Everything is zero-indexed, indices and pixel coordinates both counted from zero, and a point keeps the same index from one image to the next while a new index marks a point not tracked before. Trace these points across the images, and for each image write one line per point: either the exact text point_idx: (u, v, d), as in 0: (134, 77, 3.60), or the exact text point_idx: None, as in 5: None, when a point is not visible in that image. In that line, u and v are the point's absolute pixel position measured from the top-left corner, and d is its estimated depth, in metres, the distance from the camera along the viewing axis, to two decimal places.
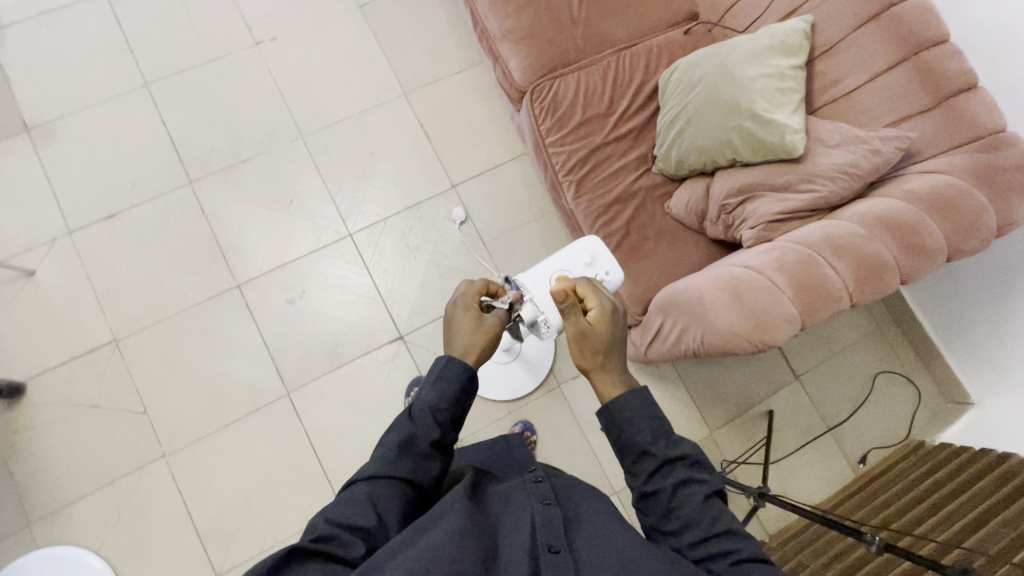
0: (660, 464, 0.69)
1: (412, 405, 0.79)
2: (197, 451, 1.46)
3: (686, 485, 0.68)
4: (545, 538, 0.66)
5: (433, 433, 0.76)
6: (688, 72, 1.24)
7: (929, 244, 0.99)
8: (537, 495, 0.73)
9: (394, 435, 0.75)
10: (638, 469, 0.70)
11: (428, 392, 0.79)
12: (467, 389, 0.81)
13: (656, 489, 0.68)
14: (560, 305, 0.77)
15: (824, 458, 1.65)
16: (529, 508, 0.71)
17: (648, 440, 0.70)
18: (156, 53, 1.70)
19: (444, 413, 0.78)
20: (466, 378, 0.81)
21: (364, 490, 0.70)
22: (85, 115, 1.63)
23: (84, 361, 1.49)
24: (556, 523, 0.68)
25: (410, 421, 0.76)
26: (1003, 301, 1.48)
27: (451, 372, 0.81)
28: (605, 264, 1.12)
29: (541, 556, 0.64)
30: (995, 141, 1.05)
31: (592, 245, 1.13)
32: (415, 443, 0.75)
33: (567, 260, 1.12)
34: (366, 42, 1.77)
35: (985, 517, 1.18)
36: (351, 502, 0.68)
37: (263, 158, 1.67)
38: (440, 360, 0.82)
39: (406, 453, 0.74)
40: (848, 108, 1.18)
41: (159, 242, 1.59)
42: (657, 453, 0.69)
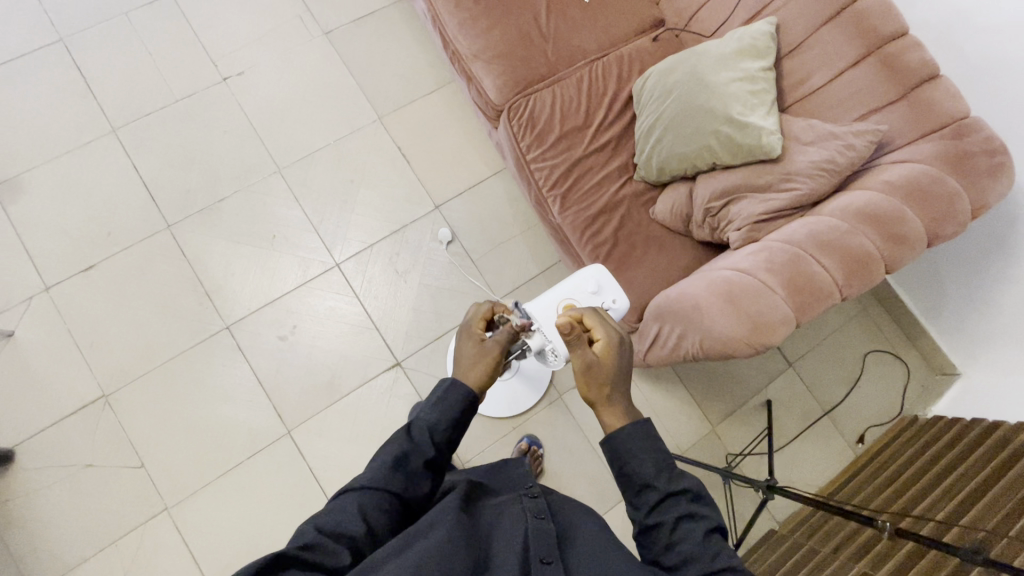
0: (662, 498, 0.69)
1: (412, 422, 0.77)
2: (199, 500, 1.43)
3: (686, 520, 0.68)
4: (536, 550, 0.67)
5: (429, 452, 0.74)
6: (661, 80, 1.26)
7: (909, 233, 1.02)
8: (529, 510, 0.74)
9: (389, 450, 0.73)
10: (641, 502, 0.70)
11: (429, 410, 0.77)
12: (469, 412, 0.79)
13: (657, 522, 0.68)
14: (567, 337, 0.78)
15: (824, 441, 1.68)
16: (521, 521, 0.72)
17: (650, 475, 0.70)
18: (122, 97, 1.66)
19: (442, 433, 0.76)
20: (467, 401, 0.79)
21: (354, 500, 0.68)
22: (52, 167, 1.59)
23: (73, 420, 1.45)
24: (548, 537, 0.70)
25: (407, 438, 0.75)
26: (979, 275, 1.53)
27: (455, 394, 0.79)
28: (611, 293, 1.15)
29: (533, 567, 0.65)
30: (960, 127, 1.08)
31: (597, 274, 1.16)
32: (410, 459, 0.73)
33: (574, 288, 1.14)
34: (336, 70, 1.76)
35: (983, 488, 1.22)
36: (340, 510, 0.67)
37: (242, 195, 1.64)
38: (445, 381, 0.80)
39: (400, 470, 0.72)
40: (818, 104, 1.21)
41: (141, 290, 1.55)
42: (660, 487, 0.69)
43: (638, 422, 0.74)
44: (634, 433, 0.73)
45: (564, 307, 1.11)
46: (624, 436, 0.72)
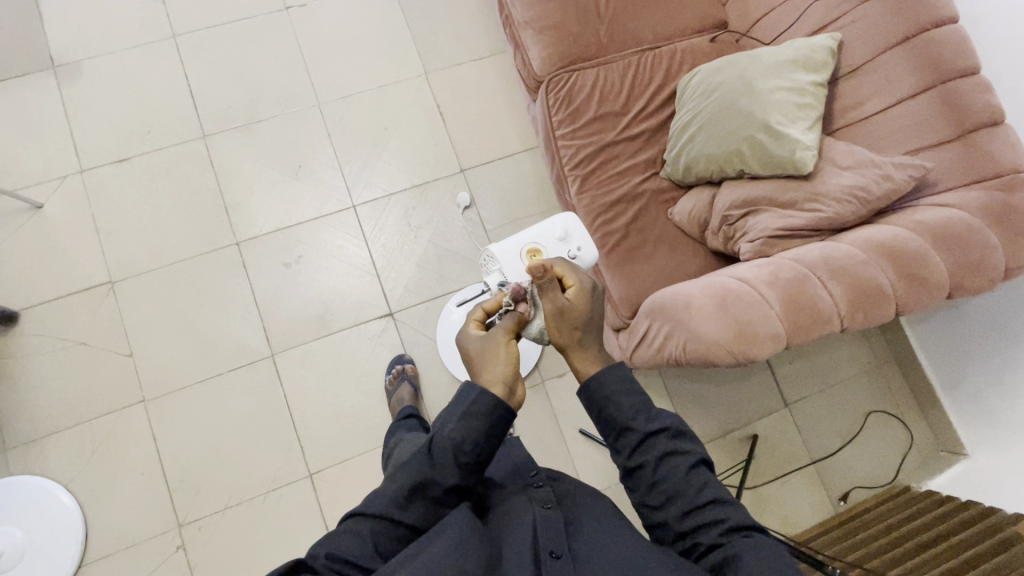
0: (643, 439, 0.69)
1: (434, 437, 0.71)
2: (175, 400, 1.47)
3: (669, 457, 0.68)
4: (546, 543, 0.66)
5: (452, 476, 0.70)
6: (707, 78, 1.22)
7: (929, 277, 0.96)
8: (539, 503, 0.74)
9: (408, 473, 0.70)
10: (623, 445, 0.70)
11: (453, 427, 0.70)
12: (498, 431, 0.71)
13: (640, 464, 0.69)
14: (538, 281, 0.72)
15: (805, 490, 1.61)
16: (532, 514, 0.72)
17: (628, 416, 0.70)
18: (187, 6, 1.72)
19: (466, 455, 0.70)
20: (497, 419, 0.70)
21: (367, 526, 0.68)
22: (111, 59, 1.66)
23: (79, 298, 1.51)
24: (556, 529, 0.69)
25: (428, 460, 0.70)
26: (1005, 351, 1.42)
27: (480, 408, 0.70)
28: (579, 241, 1.12)
29: (542, 560, 0.64)
30: (1011, 181, 1.01)
31: (567, 221, 1.13)
32: (430, 487, 0.69)
33: (541, 234, 1.11)
34: (394, 18, 1.78)
35: (962, 566, 1.14)
36: (353, 535, 0.67)
37: (278, 121, 1.68)
38: (470, 391, 0.71)
39: (419, 494, 0.69)
40: (867, 132, 1.15)
41: (166, 191, 1.60)
42: (639, 428, 0.69)
43: (597, 374, 0.73)
44: (597, 394, 0.72)
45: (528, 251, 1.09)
46: (592, 381, 0.72)
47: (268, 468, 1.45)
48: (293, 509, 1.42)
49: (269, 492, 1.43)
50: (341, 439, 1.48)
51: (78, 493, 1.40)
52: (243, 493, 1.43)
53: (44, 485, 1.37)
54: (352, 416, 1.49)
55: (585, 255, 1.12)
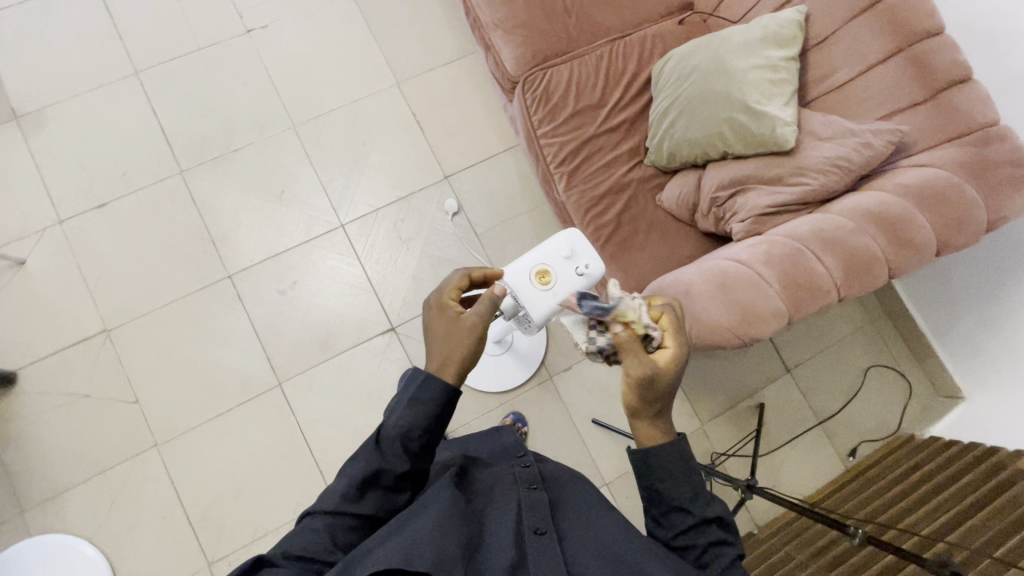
0: (695, 522, 0.71)
1: (381, 429, 0.71)
2: (188, 440, 1.47)
3: (717, 546, 0.71)
4: (529, 521, 0.71)
5: (401, 465, 0.70)
6: (681, 63, 1.23)
7: (917, 238, 0.99)
8: (522, 479, 0.78)
9: (356, 467, 0.69)
10: (671, 522, 0.73)
11: (400, 415, 0.71)
12: (446, 410, 0.72)
13: (687, 544, 0.71)
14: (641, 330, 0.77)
15: (815, 450, 1.66)
16: (514, 491, 0.76)
17: (685, 497, 0.72)
18: (146, 40, 1.68)
19: (416, 440, 0.70)
20: (444, 399, 0.72)
21: (321, 522, 0.67)
22: (75, 103, 1.62)
23: (76, 350, 1.49)
24: (540, 507, 0.74)
25: (377, 452, 0.70)
26: (994, 295, 1.47)
27: (429, 393, 0.72)
28: (586, 259, 1.08)
29: (528, 538, 0.70)
30: (987, 135, 1.04)
31: (572, 237, 1.08)
32: (381, 477, 0.69)
33: (548, 253, 1.06)
34: (360, 30, 1.75)
35: (970, 512, 1.18)
36: (309, 532, 0.66)
37: (255, 148, 1.66)
38: (418, 375, 0.72)
39: (371, 486, 0.69)
40: (841, 100, 1.18)
41: (150, 232, 1.58)
42: (694, 512, 0.71)
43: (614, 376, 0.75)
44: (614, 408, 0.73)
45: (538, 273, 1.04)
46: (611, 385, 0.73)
47: (290, 496, 1.45)
48: None
49: (294, 519, 1.44)
50: None
51: (102, 544, 1.39)
52: (268, 523, 1.43)
53: (68, 541, 1.37)
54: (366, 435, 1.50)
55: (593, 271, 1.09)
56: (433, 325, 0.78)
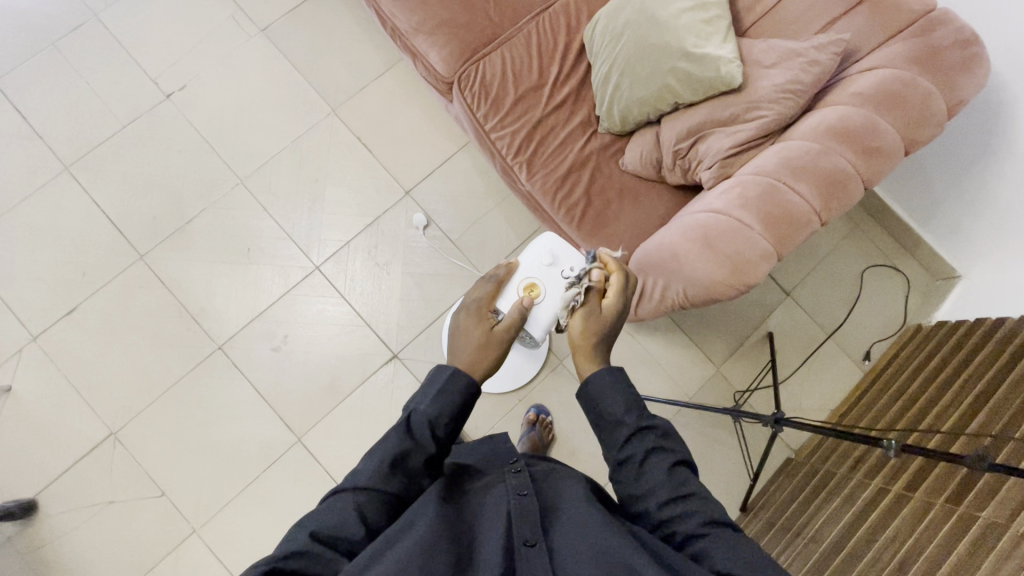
0: (633, 433, 0.68)
1: (410, 415, 0.71)
2: (225, 517, 1.46)
3: (654, 453, 0.67)
4: (520, 531, 0.64)
5: (430, 449, 0.69)
6: (610, 24, 1.21)
7: (883, 144, 0.98)
8: (513, 486, 0.70)
9: (386, 447, 0.68)
10: (614, 437, 0.69)
11: (428, 403, 0.72)
12: (470, 404, 0.74)
13: (627, 456, 0.67)
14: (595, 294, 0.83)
15: (831, 364, 1.68)
16: (505, 500, 0.68)
17: (620, 412, 0.70)
18: (66, 132, 1.61)
19: (444, 427, 0.71)
20: (469, 392, 0.74)
21: (350, 500, 0.64)
22: (15, 215, 1.57)
23: (88, 461, 1.47)
24: (532, 515, 0.66)
25: (407, 435, 0.69)
26: (963, 174, 1.46)
27: (457, 384, 0.73)
28: (569, 261, 1.12)
29: (517, 550, 0.62)
30: (927, 23, 1.03)
31: (550, 243, 1.13)
32: (408, 459, 0.68)
33: (531, 262, 1.09)
34: (281, 66, 1.70)
35: (985, 394, 1.16)
36: (337, 509, 0.63)
37: (209, 213, 1.61)
38: (446, 369, 0.73)
39: (398, 470, 0.67)
40: (776, 23, 1.16)
41: (128, 324, 1.54)
42: (631, 423, 0.69)
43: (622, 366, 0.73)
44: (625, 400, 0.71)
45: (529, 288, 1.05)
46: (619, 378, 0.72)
47: None
48: None
49: None
50: None
51: None
52: None
53: None
54: None
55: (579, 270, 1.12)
56: (465, 327, 0.80)
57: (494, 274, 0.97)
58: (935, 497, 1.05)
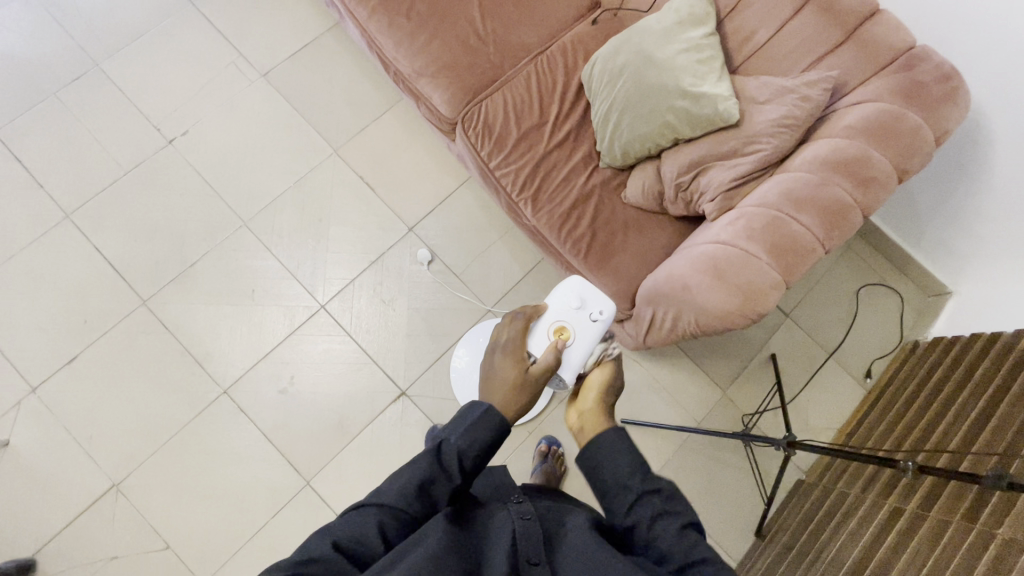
0: (637, 497, 0.67)
1: (441, 441, 0.70)
2: (234, 568, 1.41)
3: (660, 518, 0.66)
4: (524, 550, 0.64)
5: (455, 481, 0.68)
6: (608, 64, 1.26)
7: (878, 174, 1.02)
8: (516, 510, 0.70)
9: (414, 470, 0.67)
10: (617, 505, 0.68)
11: (461, 433, 0.71)
12: (499, 443, 0.73)
13: (634, 522, 0.66)
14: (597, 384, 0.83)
15: (834, 383, 1.70)
16: (508, 521, 0.68)
17: (625, 474, 0.69)
18: (68, 180, 1.62)
19: (471, 461, 0.70)
20: (499, 432, 0.73)
21: (373, 518, 0.64)
22: (14, 264, 1.55)
23: (89, 515, 1.42)
24: (535, 536, 0.66)
25: (435, 462, 0.69)
26: (948, 195, 1.52)
27: (491, 421, 0.73)
28: (597, 304, 1.01)
29: (520, 569, 0.62)
30: (909, 60, 1.09)
31: (576, 287, 1.03)
32: (433, 486, 0.67)
33: (557, 305, 0.99)
34: (282, 110, 1.73)
35: (989, 408, 1.19)
36: (359, 522, 0.63)
37: (212, 256, 1.61)
38: (482, 406, 0.73)
39: (422, 496, 0.67)
40: (767, 60, 1.22)
41: (131, 371, 1.52)
42: (634, 487, 0.67)
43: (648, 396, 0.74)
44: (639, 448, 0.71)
45: (555, 332, 0.96)
46: None
47: None
48: None
49: None
50: None
51: None
52: None
53: None
54: None
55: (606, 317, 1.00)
56: (500, 370, 0.80)
57: (524, 311, 0.95)
58: (950, 514, 1.06)
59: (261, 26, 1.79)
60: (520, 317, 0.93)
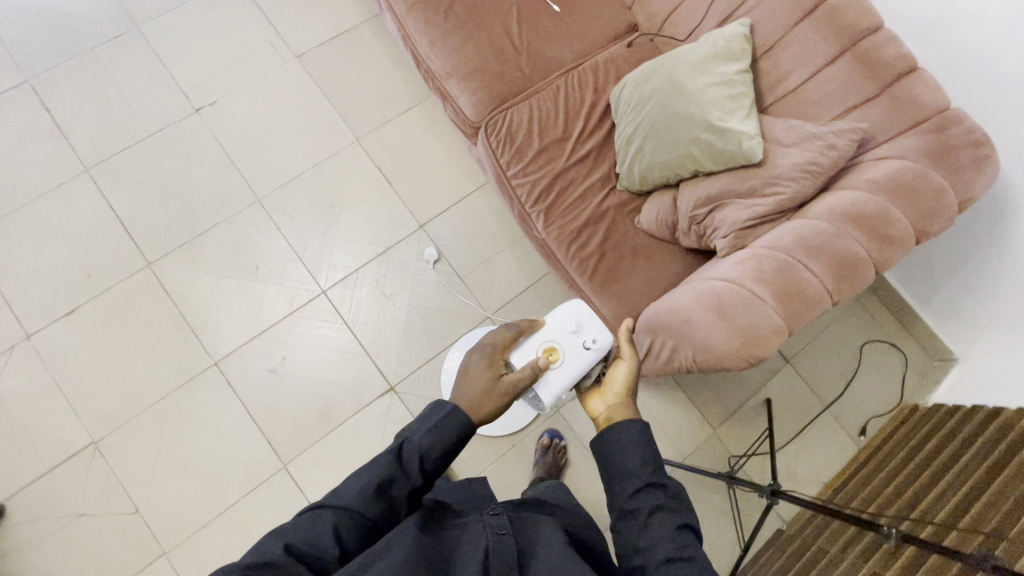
0: (642, 485, 0.70)
1: (402, 442, 0.69)
2: (198, 541, 1.40)
3: (659, 511, 0.68)
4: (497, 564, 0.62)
5: (415, 482, 0.67)
6: (638, 88, 1.25)
7: (895, 232, 1.01)
8: (492, 524, 0.68)
9: (373, 472, 0.66)
10: (622, 489, 0.71)
11: (422, 433, 0.70)
12: (463, 441, 0.72)
13: (633, 508, 0.69)
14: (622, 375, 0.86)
15: (827, 437, 1.67)
16: (483, 535, 0.66)
17: (633, 463, 0.72)
18: (93, 135, 1.63)
19: (432, 461, 0.69)
20: (463, 429, 0.72)
21: (328, 520, 0.63)
22: (28, 210, 1.57)
23: (64, 468, 1.42)
24: (508, 552, 0.63)
25: (395, 464, 0.67)
26: (966, 261, 1.50)
27: (453, 420, 0.71)
28: (592, 331, 0.97)
29: None
30: (942, 121, 1.08)
31: (575, 310, 0.99)
32: (392, 487, 0.66)
33: (553, 325, 0.96)
34: (311, 92, 1.74)
35: (982, 484, 1.16)
36: (314, 525, 0.62)
37: (223, 227, 1.62)
38: (445, 404, 0.72)
39: (381, 499, 0.65)
40: (797, 103, 1.21)
41: (126, 332, 1.52)
42: (641, 474, 0.70)
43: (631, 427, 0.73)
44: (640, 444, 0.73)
45: (544, 352, 0.94)
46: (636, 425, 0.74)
47: None
48: None
49: None
50: None
51: None
52: None
53: None
54: None
55: (601, 347, 0.96)
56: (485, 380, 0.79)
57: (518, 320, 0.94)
58: None
59: (302, 8, 1.81)
60: (511, 328, 0.91)
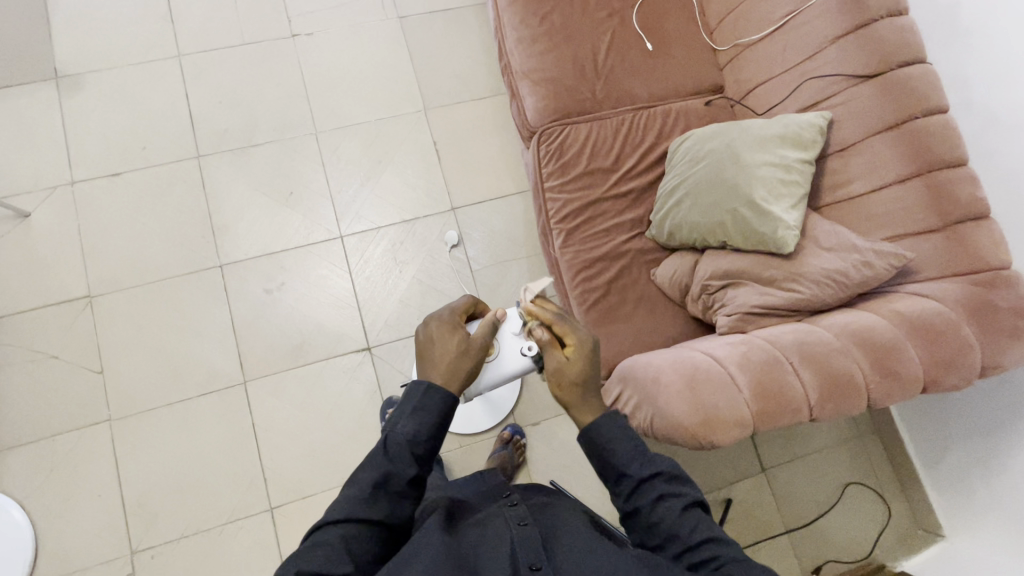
0: (637, 483, 0.73)
1: (387, 436, 0.73)
2: (142, 421, 1.45)
3: (662, 500, 0.71)
4: (525, 557, 0.68)
5: (410, 470, 0.71)
6: (697, 144, 1.23)
7: (902, 370, 0.94)
8: (513, 518, 0.75)
9: (366, 476, 0.69)
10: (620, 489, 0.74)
11: (405, 422, 0.74)
12: (447, 416, 0.76)
13: (634, 508, 0.73)
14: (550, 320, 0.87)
15: (776, 559, 1.54)
16: (506, 529, 0.73)
17: (622, 460, 0.74)
18: (194, 27, 1.74)
19: (422, 445, 0.73)
20: (445, 403, 0.76)
21: (336, 537, 0.65)
22: (114, 73, 1.68)
23: (56, 310, 1.50)
24: (531, 541, 0.70)
25: (386, 459, 0.71)
26: (983, 436, 1.38)
27: (432, 401, 0.75)
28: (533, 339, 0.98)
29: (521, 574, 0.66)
30: (995, 278, 1.01)
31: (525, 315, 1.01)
32: (391, 481, 0.70)
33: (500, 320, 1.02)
34: (399, 54, 1.80)
35: None
36: (323, 549, 0.64)
37: (275, 147, 1.68)
38: (419, 387, 0.76)
39: (381, 494, 0.69)
40: (852, 213, 1.16)
41: (155, 209, 1.60)
42: (633, 473, 0.73)
43: None
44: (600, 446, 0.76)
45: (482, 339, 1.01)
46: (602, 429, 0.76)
47: (229, 498, 1.42)
48: (251, 543, 1.39)
49: (226, 525, 1.40)
50: (307, 474, 1.45)
51: (32, 510, 1.37)
52: (203, 524, 1.40)
53: None
54: (320, 453, 1.47)
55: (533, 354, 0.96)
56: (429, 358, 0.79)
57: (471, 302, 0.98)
58: None
59: None
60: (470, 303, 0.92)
